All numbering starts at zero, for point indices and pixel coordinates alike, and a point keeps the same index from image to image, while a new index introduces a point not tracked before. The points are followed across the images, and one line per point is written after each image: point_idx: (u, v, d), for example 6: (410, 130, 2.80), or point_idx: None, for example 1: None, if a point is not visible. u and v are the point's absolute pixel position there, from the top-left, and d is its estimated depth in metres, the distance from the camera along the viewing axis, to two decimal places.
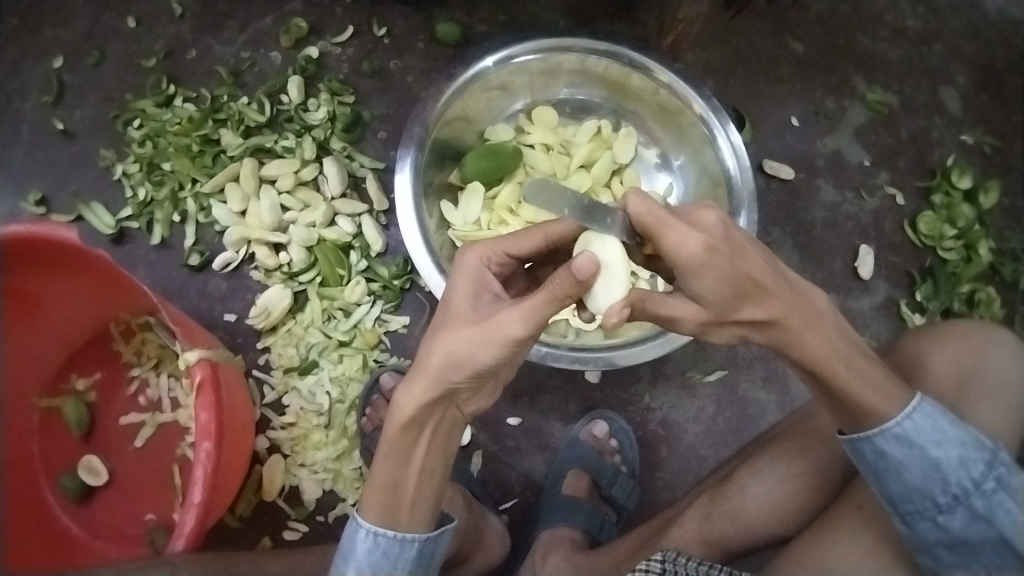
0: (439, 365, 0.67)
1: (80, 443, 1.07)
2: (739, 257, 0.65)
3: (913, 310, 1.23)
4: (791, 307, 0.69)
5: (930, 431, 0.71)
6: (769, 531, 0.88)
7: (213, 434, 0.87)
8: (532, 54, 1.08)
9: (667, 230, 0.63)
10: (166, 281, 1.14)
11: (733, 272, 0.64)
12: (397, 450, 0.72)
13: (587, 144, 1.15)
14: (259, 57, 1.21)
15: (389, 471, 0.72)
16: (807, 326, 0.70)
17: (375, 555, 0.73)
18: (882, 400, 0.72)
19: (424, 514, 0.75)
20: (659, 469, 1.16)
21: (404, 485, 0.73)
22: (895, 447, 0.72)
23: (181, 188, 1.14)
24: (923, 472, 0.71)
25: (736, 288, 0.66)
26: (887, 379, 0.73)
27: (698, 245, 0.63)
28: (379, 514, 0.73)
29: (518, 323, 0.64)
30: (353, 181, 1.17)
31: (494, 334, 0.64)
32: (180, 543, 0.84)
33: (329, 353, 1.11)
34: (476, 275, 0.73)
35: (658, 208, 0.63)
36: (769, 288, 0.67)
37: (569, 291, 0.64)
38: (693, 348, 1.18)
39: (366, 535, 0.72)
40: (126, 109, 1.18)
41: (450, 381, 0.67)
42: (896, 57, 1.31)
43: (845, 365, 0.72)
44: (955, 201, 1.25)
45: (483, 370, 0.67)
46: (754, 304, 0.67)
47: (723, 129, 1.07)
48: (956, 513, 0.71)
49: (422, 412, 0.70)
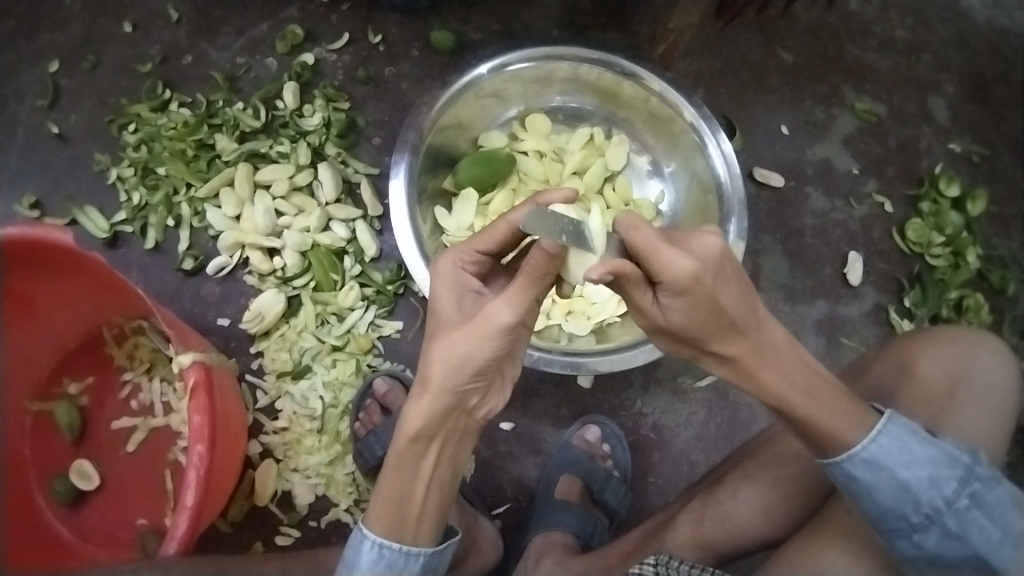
0: (444, 373, 0.67)
1: (72, 447, 1.06)
2: (719, 288, 0.67)
3: (901, 316, 1.24)
4: (754, 345, 0.71)
5: (896, 453, 0.72)
6: (759, 534, 0.89)
7: (206, 437, 0.88)
8: (526, 62, 1.09)
9: (655, 253, 0.65)
10: (161, 284, 1.14)
11: (706, 303, 0.66)
12: (406, 461, 0.72)
13: (580, 151, 1.16)
14: (254, 62, 1.22)
15: (397, 483, 0.73)
16: (762, 363, 0.72)
17: (379, 567, 0.73)
18: (846, 427, 0.72)
19: (431, 528, 0.75)
20: (651, 473, 1.16)
21: (412, 498, 0.73)
22: (865, 472, 0.73)
23: (176, 193, 1.15)
24: (895, 492, 0.72)
25: (707, 317, 0.68)
26: (851, 403, 0.74)
27: (685, 269, 0.65)
28: (384, 527, 0.73)
29: (505, 311, 0.65)
30: (348, 187, 1.18)
31: (481, 327, 0.66)
32: (173, 546, 0.84)
33: (323, 358, 1.12)
34: (454, 280, 0.74)
35: (649, 233, 0.66)
36: (741, 322, 0.69)
37: (546, 270, 0.64)
38: (685, 354, 1.18)
39: (371, 547, 0.73)
40: (121, 114, 1.19)
41: (456, 386, 0.68)
42: (886, 66, 1.33)
43: (803, 399, 0.72)
44: (943, 209, 1.28)
45: (484, 366, 0.68)
46: (719, 337, 0.70)
47: (714, 136, 1.08)
48: (930, 531, 0.72)
49: (434, 424, 0.70)
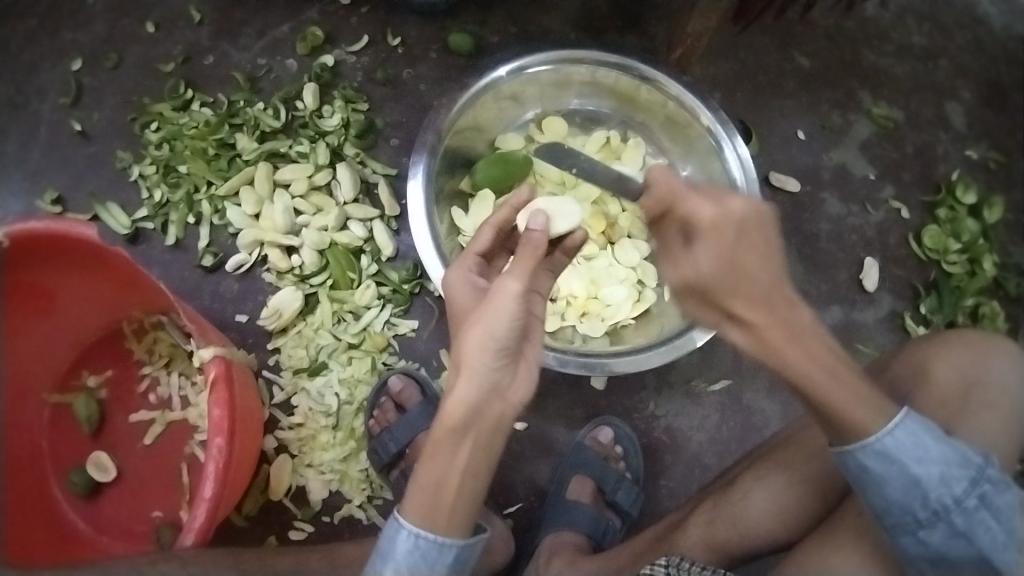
0: (474, 352, 0.68)
1: (90, 439, 1.08)
2: (742, 243, 0.69)
3: (917, 323, 1.24)
4: (784, 318, 0.70)
5: (912, 447, 0.71)
6: (772, 537, 0.89)
7: (225, 430, 0.89)
8: (545, 65, 1.09)
9: (686, 198, 0.73)
10: (181, 280, 1.16)
11: (730, 249, 0.69)
12: (441, 450, 0.70)
13: (596, 154, 1.17)
14: (275, 63, 1.23)
15: (433, 471, 0.70)
16: (791, 339, 0.70)
17: (414, 557, 0.71)
18: (864, 411, 0.71)
19: (462, 521, 0.72)
20: (663, 476, 1.17)
21: (446, 487, 0.70)
22: (877, 463, 0.72)
23: (196, 190, 1.16)
24: (904, 487, 0.71)
25: (728, 269, 0.69)
26: (870, 392, 0.72)
27: (707, 215, 0.71)
28: (419, 515, 0.71)
29: (512, 280, 0.70)
30: (365, 187, 1.19)
31: (498, 299, 0.69)
32: (190, 538, 0.85)
33: (339, 355, 1.13)
34: (467, 282, 0.78)
35: (676, 184, 0.74)
36: (765, 282, 0.69)
37: (535, 245, 0.73)
38: (699, 356, 1.19)
39: (408, 536, 0.71)
40: (144, 112, 1.20)
41: (484, 364, 0.68)
42: (902, 73, 1.33)
43: (824, 371, 0.70)
44: (960, 215, 1.27)
45: (509, 340, 0.69)
46: (742, 295, 0.69)
47: (731, 140, 1.08)
48: (936, 528, 0.71)
49: (473, 411, 0.68)
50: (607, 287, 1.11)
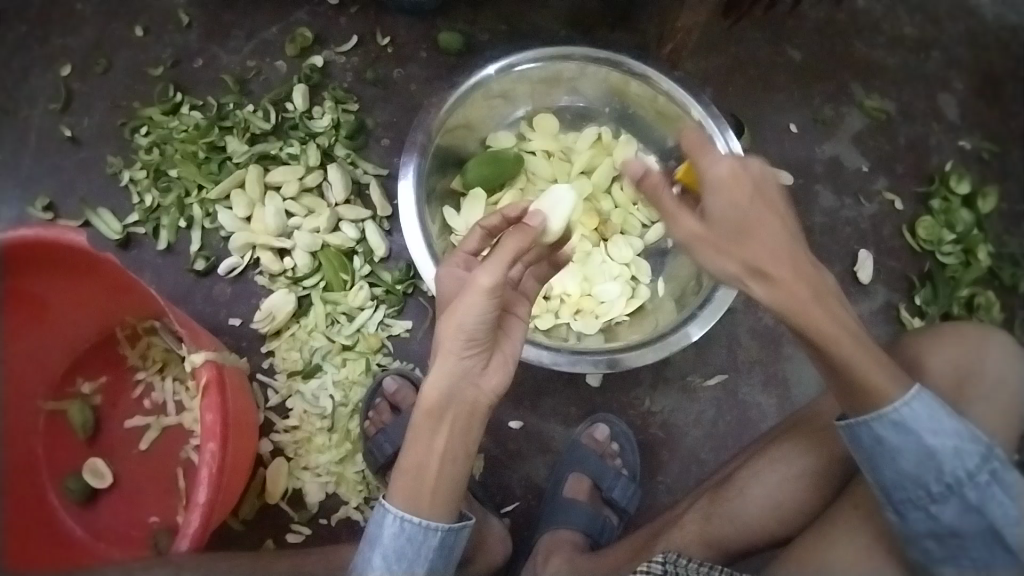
0: (446, 342, 0.70)
1: (85, 445, 1.08)
2: (756, 198, 0.68)
3: (912, 315, 1.24)
4: (811, 283, 0.70)
5: (926, 420, 0.71)
6: (768, 532, 0.89)
7: (218, 435, 0.89)
8: (534, 62, 1.09)
9: (703, 151, 0.70)
10: (173, 285, 1.16)
11: (750, 207, 0.68)
12: (420, 435, 0.72)
13: (588, 151, 1.16)
14: (265, 65, 1.23)
15: (414, 455, 0.73)
16: (814, 300, 0.70)
17: (401, 540, 0.73)
18: (886, 379, 0.72)
19: (446, 502, 0.74)
20: (660, 472, 1.16)
21: (427, 471, 0.72)
22: (892, 434, 0.72)
23: (188, 194, 1.16)
24: (918, 459, 0.72)
25: (741, 221, 0.68)
26: (891, 363, 0.74)
27: (723, 168, 0.69)
28: (403, 499, 0.73)
29: (483, 274, 0.68)
30: (357, 188, 1.18)
31: (468, 293, 0.69)
32: (184, 543, 0.85)
33: (333, 357, 1.13)
34: (454, 275, 0.79)
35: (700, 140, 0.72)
36: (785, 241, 0.68)
37: (524, 241, 0.71)
38: (694, 352, 1.19)
39: (393, 520, 0.73)
40: (134, 117, 1.20)
41: (455, 354, 0.70)
42: (894, 64, 1.32)
43: (849, 340, 0.71)
44: (953, 206, 1.27)
45: (478, 332, 0.70)
46: (761, 247, 0.68)
47: (722, 135, 1.07)
48: (949, 503, 0.71)
49: (446, 397, 0.71)
50: (601, 284, 1.10)
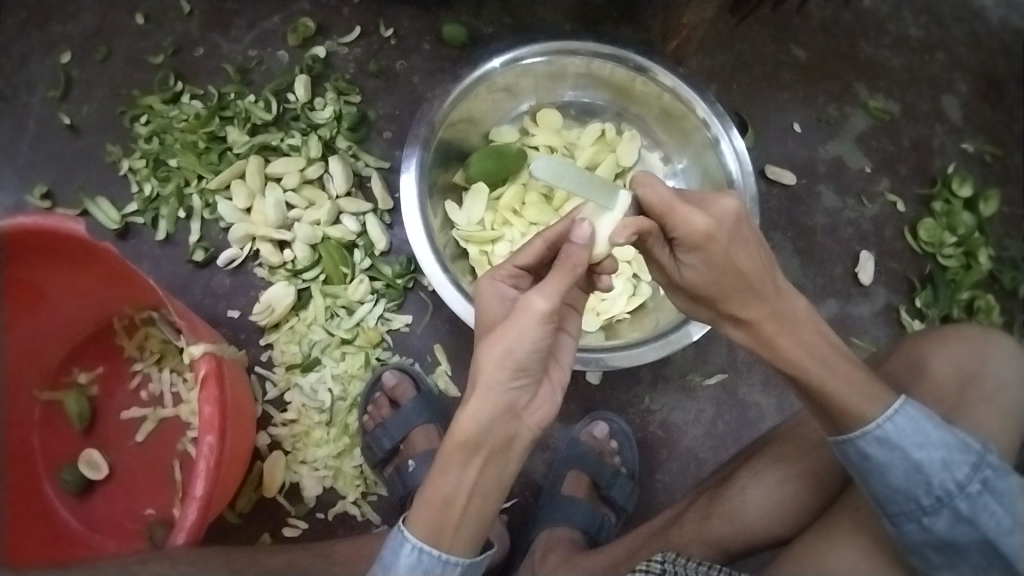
0: (492, 370, 0.67)
1: (81, 436, 1.07)
2: (735, 250, 0.71)
3: (912, 317, 1.24)
4: (774, 311, 0.74)
5: (911, 433, 0.72)
6: (768, 533, 0.89)
7: (216, 427, 0.88)
8: (539, 56, 1.08)
9: (671, 209, 0.70)
10: (171, 275, 1.15)
11: (726, 261, 0.71)
12: (450, 467, 0.70)
13: (591, 146, 1.16)
14: (266, 55, 1.22)
15: (442, 487, 0.70)
16: (782, 331, 0.75)
17: (416, 572, 0.71)
18: (861, 399, 0.74)
19: (469, 537, 0.72)
20: (658, 471, 1.16)
21: (455, 505, 0.71)
22: (877, 450, 0.73)
23: (187, 184, 1.15)
24: (906, 473, 0.72)
25: (726, 276, 0.72)
26: (868, 380, 0.75)
27: (698, 226, 0.69)
28: (425, 530, 0.71)
29: (539, 299, 0.67)
30: (358, 180, 1.18)
31: (522, 317, 0.67)
32: (181, 537, 0.85)
33: (332, 350, 1.12)
34: (498, 296, 0.76)
35: (665, 194, 0.70)
36: (760, 288, 0.73)
37: (578, 261, 0.69)
38: (694, 351, 1.18)
39: (411, 550, 0.71)
40: (133, 105, 1.19)
41: (501, 382, 0.68)
42: (899, 65, 1.32)
43: (817, 362, 0.75)
44: (955, 208, 1.27)
45: (526, 360, 0.68)
46: (738, 296, 0.74)
47: (727, 133, 1.07)
48: (941, 515, 0.71)
49: (484, 430, 0.68)
50: None
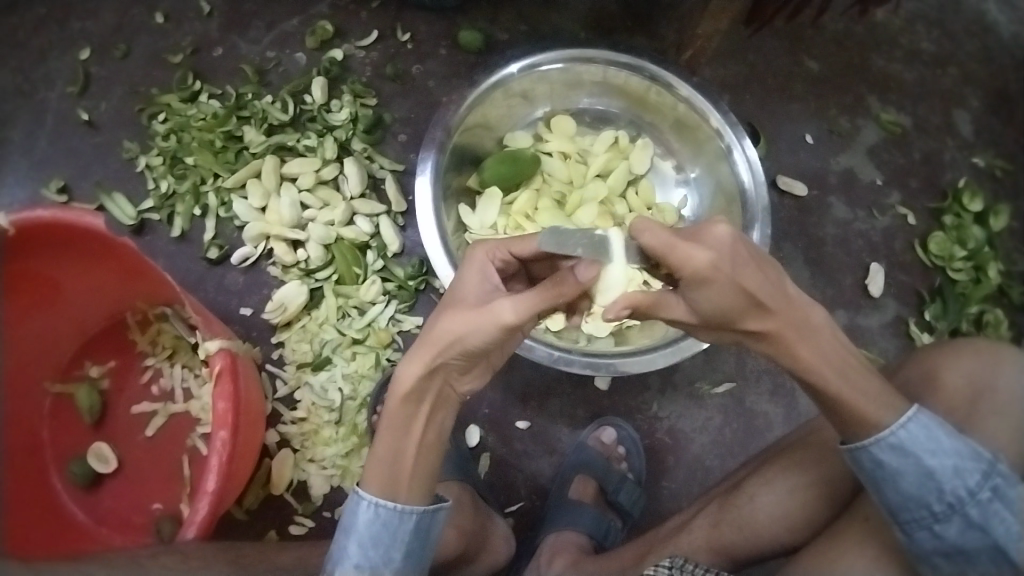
0: (440, 344, 0.69)
1: (92, 429, 1.07)
2: (741, 275, 0.68)
3: (921, 329, 1.24)
4: (788, 321, 0.72)
5: (925, 440, 0.73)
6: (775, 540, 0.89)
7: (229, 423, 0.89)
8: (556, 63, 1.09)
9: (672, 251, 0.66)
10: (186, 272, 1.16)
11: (732, 287, 0.68)
12: (398, 422, 0.73)
13: (604, 154, 1.17)
14: (284, 57, 1.23)
15: (391, 442, 0.73)
16: (800, 337, 0.73)
17: (375, 526, 0.72)
18: (873, 406, 0.74)
19: (422, 488, 0.75)
20: (665, 477, 1.16)
21: (405, 458, 0.73)
22: (891, 457, 0.73)
23: (203, 182, 1.16)
24: (918, 481, 0.72)
25: (733, 303, 0.69)
26: (881, 387, 0.75)
27: (703, 260, 0.66)
28: (379, 486, 0.73)
29: (510, 311, 0.67)
30: (372, 182, 1.19)
31: (485, 319, 0.68)
32: (192, 531, 0.86)
33: (343, 350, 1.13)
34: (480, 271, 0.75)
35: (665, 233, 0.66)
36: (772, 307, 0.70)
37: (569, 295, 0.69)
38: (703, 359, 1.19)
39: (368, 507, 0.72)
40: (152, 103, 1.20)
41: (445, 360, 0.70)
42: (911, 79, 1.33)
43: (834, 372, 0.74)
44: (966, 222, 1.27)
45: (475, 350, 0.70)
46: (749, 317, 0.71)
47: (740, 143, 1.08)
48: (952, 521, 0.72)
49: (423, 386, 0.71)
50: None
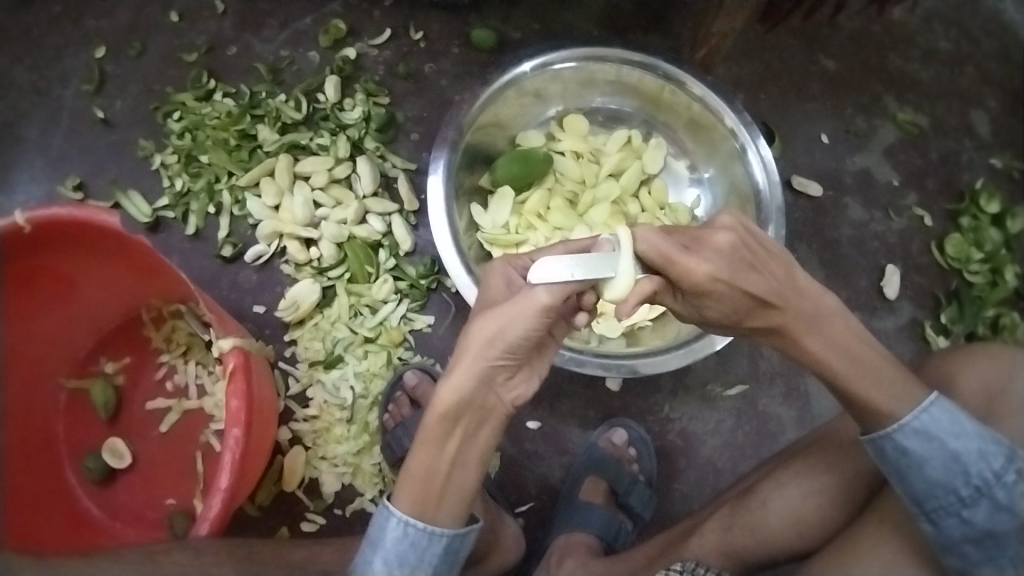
0: (479, 346, 0.68)
1: (106, 425, 1.08)
2: (741, 280, 0.70)
3: (937, 332, 1.23)
4: (795, 316, 0.74)
5: (947, 424, 0.73)
6: (789, 546, 0.88)
7: (242, 421, 0.89)
8: (570, 62, 1.09)
9: (670, 263, 0.68)
10: (199, 270, 1.16)
11: (732, 293, 0.70)
12: (433, 440, 0.73)
13: (617, 153, 1.16)
14: (298, 55, 1.23)
15: (425, 460, 0.73)
16: (808, 329, 0.75)
17: (403, 546, 0.74)
18: (887, 399, 0.75)
19: (453, 511, 0.75)
20: (676, 479, 1.16)
21: (438, 476, 0.73)
22: (915, 442, 0.73)
23: (217, 180, 1.17)
24: (944, 464, 0.72)
25: (739, 305, 0.72)
26: (898, 375, 0.76)
27: (701, 271, 0.68)
28: (410, 504, 0.74)
29: (543, 292, 0.66)
30: (385, 181, 1.19)
31: (519, 306, 0.67)
32: (205, 528, 0.86)
33: (355, 348, 1.13)
34: (505, 276, 0.74)
35: (661, 245, 0.68)
36: (778, 304, 0.73)
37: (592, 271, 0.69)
38: (715, 361, 1.18)
39: (397, 523, 0.74)
40: (167, 102, 1.21)
41: (488, 361, 0.69)
42: (928, 78, 1.31)
43: (843, 360, 0.76)
44: (983, 224, 1.25)
45: (517, 344, 0.68)
46: (755, 317, 0.74)
47: (754, 142, 1.08)
48: (979, 506, 0.71)
49: (465, 399, 0.70)
50: None
